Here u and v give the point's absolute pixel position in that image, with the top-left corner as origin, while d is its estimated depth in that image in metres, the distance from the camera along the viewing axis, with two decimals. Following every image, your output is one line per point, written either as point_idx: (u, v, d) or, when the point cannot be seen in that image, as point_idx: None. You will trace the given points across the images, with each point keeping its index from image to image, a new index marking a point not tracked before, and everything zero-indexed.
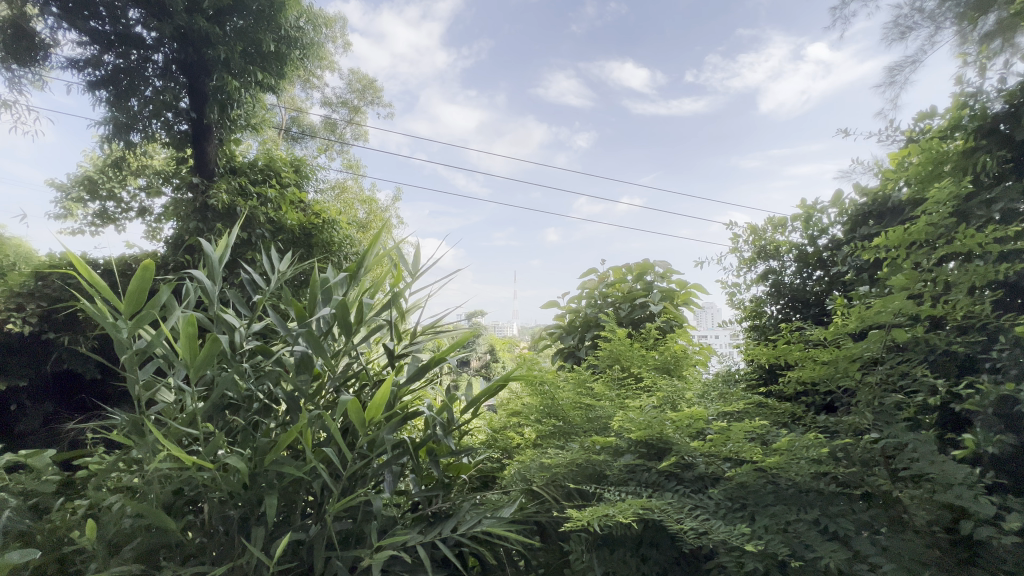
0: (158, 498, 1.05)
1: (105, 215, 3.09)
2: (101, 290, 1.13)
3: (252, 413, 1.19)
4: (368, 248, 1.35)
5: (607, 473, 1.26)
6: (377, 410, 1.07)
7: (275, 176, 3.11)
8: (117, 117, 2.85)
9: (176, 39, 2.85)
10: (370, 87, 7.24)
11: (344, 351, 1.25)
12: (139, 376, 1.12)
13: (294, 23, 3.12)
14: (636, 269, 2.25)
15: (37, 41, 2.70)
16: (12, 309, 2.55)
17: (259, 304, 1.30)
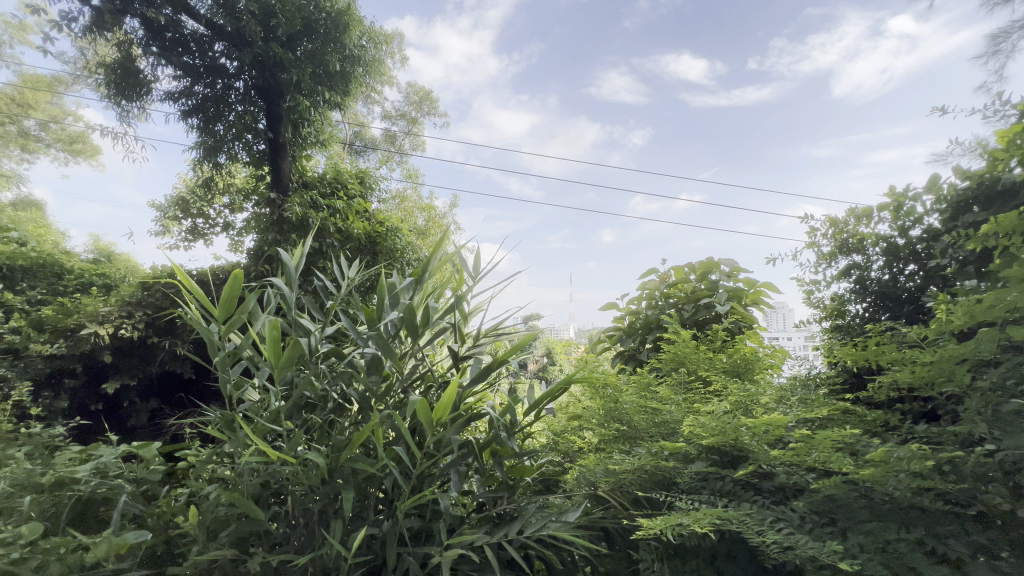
0: (249, 490, 1.13)
1: (195, 231, 3.49)
2: (198, 297, 1.24)
3: (327, 412, 1.26)
4: (432, 253, 1.38)
5: (677, 480, 1.21)
6: (445, 411, 1.09)
7: (343, 188, 3.31)
8: (207, 141, 3.14)
9: (255, 67, 3.07)
10: (427, 99, 7.62)
11: (411, 352, 1.29)
12: (229, 375, 1.22)
13: (358, 42, 3.30)
14: (700, 269, 2.15)
15: (140, 79, 3.01)
16: (124, 317, 2.86)
17: (332, 308, 1.37)
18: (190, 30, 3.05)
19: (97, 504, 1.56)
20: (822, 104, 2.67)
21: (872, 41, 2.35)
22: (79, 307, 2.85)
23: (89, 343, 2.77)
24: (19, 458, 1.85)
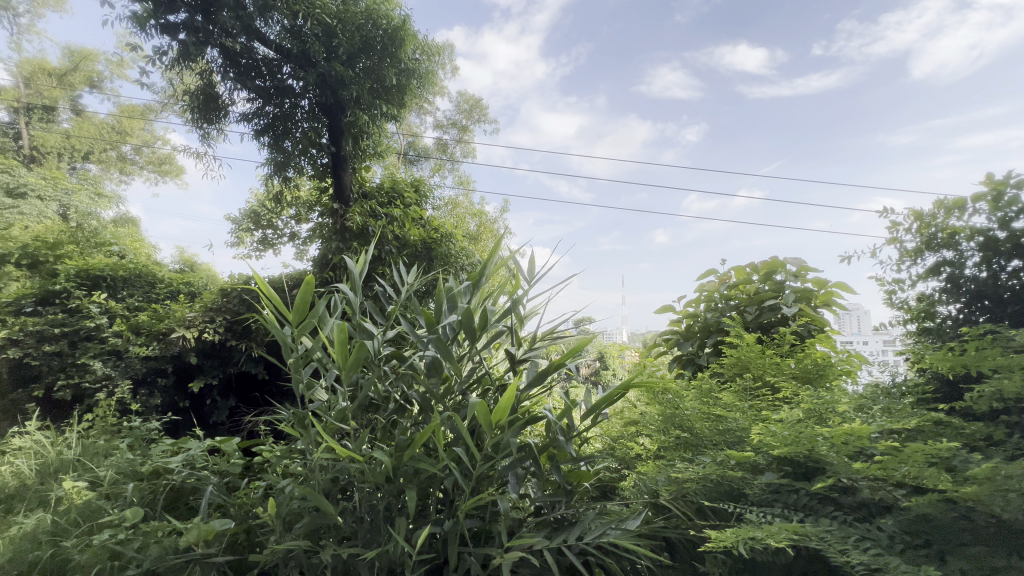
0: (320, 485, 1.20)
1: (266, 242, 3.85)
2: (274, 302, 1.34)
3: (390, 413, 1.31)
4: (489, 258, 1.41)
5: (747, 491, 1.15)
6: (504, 413, 1.10)
7: (400, 197, 3.47)
8: (277, 157, 3.36)
9: (319, 85, 3.23)
10: (477, 107, 7.78)
11: (469, 355, 1.32)
12: (302, 375, 1.30)
13: (412, 55, 3.44)
14: (763, 268, 2.01)
15: (219, 103, 3.28)
16: (207, 322, 3.12)
17: (393, 313, 1.43)
18: (261, 54, 3.22)
19: (187, 493, 1.71)
20: (900, 88, 2.40)
21: (958, 15, 2.06)
22: (168, 313, 3.14)
23: (178, 345, 3.04)
24: (124, 450, 2.07)
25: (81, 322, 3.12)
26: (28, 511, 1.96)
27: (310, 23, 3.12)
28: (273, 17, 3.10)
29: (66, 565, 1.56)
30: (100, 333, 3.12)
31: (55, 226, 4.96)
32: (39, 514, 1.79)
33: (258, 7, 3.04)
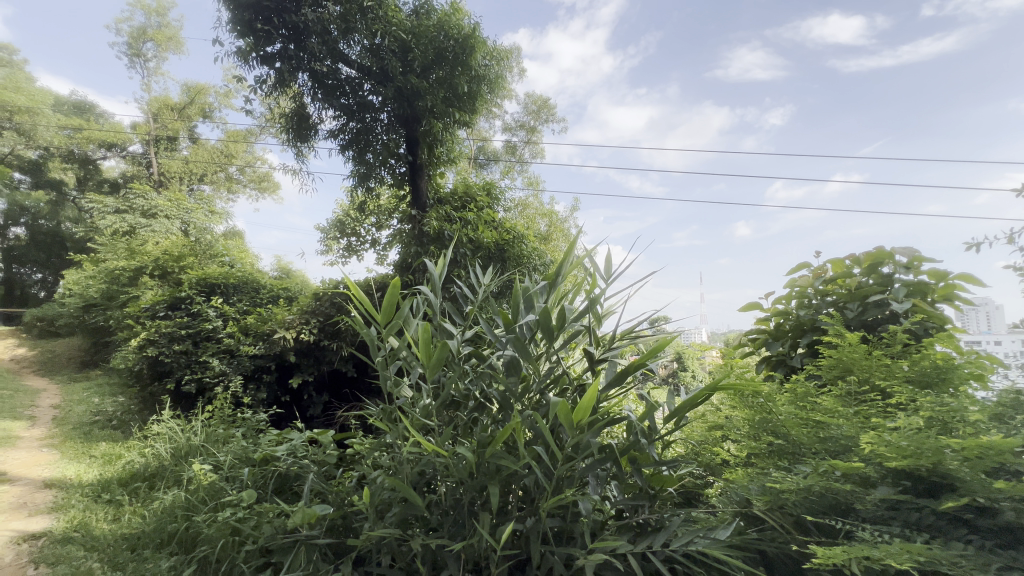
0: (409, 478, 1.26)
1: (351, 248, 4.22)
2: (362, 304, 1.43)
3: (470, 410, 1.36)
4: (564, 257, 1.39)
5: (856, 507, 1.04)
6: (585, 413, 1.08)
7: (473, 202, 3.61)
8: (361, 169, 3.60)
9: (396, 98, 3.38)
10: (545, 107, 8.14)
11: (547, 354, 1.32)
12: (387, 372, 1.38)
13: (482, 62, 3.55)
14: (866, 260, 1.77)
15: (311, 122, 3.57)
16: (304, 322, 3.40)
17: (471, 313, 1.47)
18: (345, 75, 3.40)
19: (291, 479, 1.89)
20: None
21: None
22: (271, 316, 3.49)
23: (280, 345, 3.34)
24: (240, 438, 2.33)
25: (202, 324, 3.56)
26: (168, 488, 2.27)
27: (388, 40, 3.29)
28: (354, 38, 3.30)
29: (197, 538, 1.79)
30: (216, 334, 3.54)
31: (179, 242, 5.71)
32: (176, 491, 2.07)
33: (341, 30, 3.27)
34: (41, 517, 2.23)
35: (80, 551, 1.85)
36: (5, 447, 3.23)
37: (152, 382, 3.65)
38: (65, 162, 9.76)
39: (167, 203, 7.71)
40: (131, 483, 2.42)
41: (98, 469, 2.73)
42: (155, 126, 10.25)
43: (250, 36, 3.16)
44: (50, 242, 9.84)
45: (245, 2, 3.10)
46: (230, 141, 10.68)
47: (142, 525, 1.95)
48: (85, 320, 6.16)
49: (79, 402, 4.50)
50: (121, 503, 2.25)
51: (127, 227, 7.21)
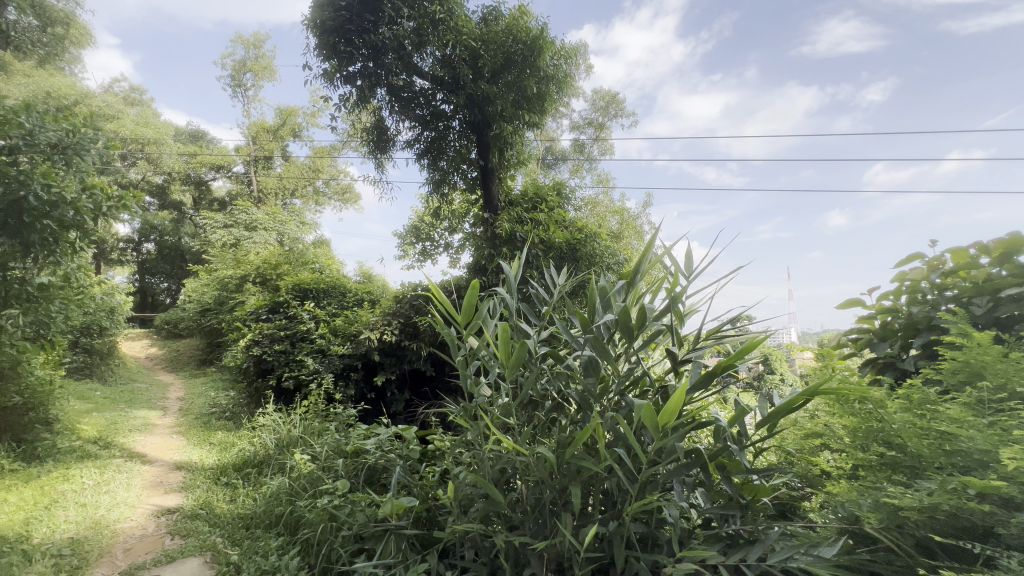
0: (490, 475, 1.29)
1: (426, 253, 4.40)
2: (442, 305, 1.47)
3: (549, 410, 1.36)
4: (641, 254, 1.33)
5: (998, 532, 0.90)
6: (672, 417, 1.03)
7: (543, 202, 3.68)
8: (435, 176, 3.80)
9: (468, 105, 3.49)
10: (614, 102, 8.22)
11: (626, 355, 1.28)
12: (467, 371, 1.42)
13: (550, 63, 3.60)
14: (997, 248, 1.49)
15: (389, 135, 3.76)
16: (386, 324, 3.60)
17: (547, 313, 1.47)
18: (420, 87, 3.53)
19: (379, 471, 2.01)
20: None
21: None
22: (357, 318, 3.75)
23: (365, 345, 3.56)
24: (334, 431, 2.52)
25: (298, 326, 3.90)
26: (274, 474, 2.52)
27: (459, 49, 3.36)
28: (427, 51, 3.40)
29: (300, 521, 1.96)
30: (310, 335, 3.87)
31: (277, 251, 6.32)
32: (281, 477, 2.29)
33: (415, 44, 3.37)
34: (174, 494, 2.56)
35: (206, 527, 2.10)
36: (145, 433, 3.75)
37: (257, 379, 4.05)
38: (184, 184, 11.13)
39: (265, 216, 8.56)
40: (243, 468, 2.70)
41: (217, 455, 3.09)
42: (255, 148, 11.41)
43: (334, 59, 3.39)
44: (173, 255, 11.33)
45: (330, 28, 3.31)
46: (317, 157, 11.66)
47: (254, 506, 2.18)
48: (202, 322, 7.00)
49: (199, 395, 5.11)
50: (236, 486, 2.52)
51: (233, 239, 8.08)
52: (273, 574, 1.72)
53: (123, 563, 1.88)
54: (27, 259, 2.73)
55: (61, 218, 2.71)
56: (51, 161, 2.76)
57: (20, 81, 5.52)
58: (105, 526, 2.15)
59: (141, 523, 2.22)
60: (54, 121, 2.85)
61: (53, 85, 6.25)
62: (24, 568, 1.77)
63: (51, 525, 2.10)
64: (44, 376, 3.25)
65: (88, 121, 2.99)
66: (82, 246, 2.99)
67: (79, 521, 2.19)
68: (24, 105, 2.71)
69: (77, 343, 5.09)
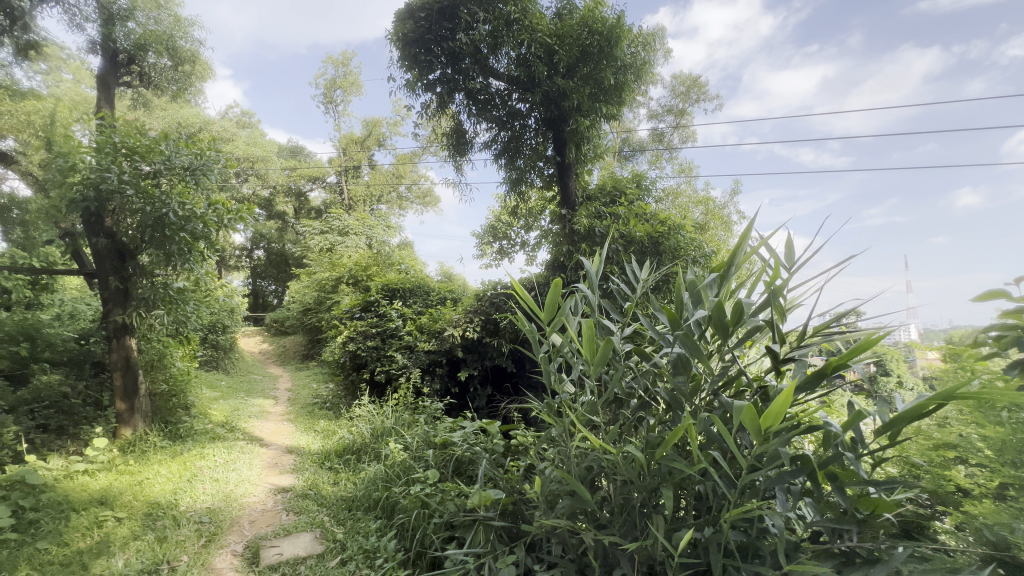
0: (577, 473, 1.29)
1: (503, 251, 4.64)
2: (524, 303, 1.47)
3: (635, 408, 1.33)
4: (736, 244, 1.23)
5: None
6: (777, 420, 0.94)
7: (623, 195, 3.63)
8: (513, 175, 3.86)
9: (544, 102, 3.49)
10: (695, 86, 7.87)
11: (720, 353, 1.20)
12: (550, 368, 1.42)
13: (628, 52, 3.52)
14: None
15: (467, 138, 3.88)
16: (468, 321, 3.71)
17: (631, 309, 1.42)
18: (495, 88, 3.59)
19: (467, 463, 2.09)
20: None
21: None
22: (441, 316, 3.92)
23: (449, 341, 3.70)
24: (423, 423, 2.67)
25: (388, 323, 4.17)
26: (371, 461, 2.71)
27: (534, 47, 3.36)
28: (503, 52, 3.45)
29: (395, 506, 2.10)
30: (398, 332, 4.11)
31: (367, 254, 6.80)
32: (377, 464, 2.46)
33: (490, 46, 3.41)
34: (287, 475, 2.85)
35: (315, 506, 2.32)
36: (261, 419, 4.22)
37: (352, 372, 4.39)
38: (287, 197, 12.33)
39: (356, 222, 9.27)
40: (344, 454, 2.94)
41: (321, 441, 3.40)
42: (346, 159, 12.35)
43: (415, 69, 3.52)
44: (280, 260, 12.62)
45: (411, 39, 3.43)
46: (401, 165, 12.39)
47: (354, 489, 2.36)
48: (304, 320, 7.73)
49: (304, 387, 5.64)
50: (339, 470, 2.76)
51: (328, 244, 8.80)
52: (375, 553, 1.86)
53: (249, 533, 2.13)
54: (167, 266, 3.19)
55: (193, 230, 3.15)
56: (185, 181, 3.18)
57: (159, 115, 6.45)
58: (234, 500, 2.45)
59: (262, 499, 2.50)
60: (185, 146, 3.27)
61: (183, 116, 7.24)
62: (174, 530, 2.08)
63: (193, 496, 2.44)
64: (183, 367, 3.77)
65: (211, 144, 3.38)
66: (209, 254, 3.42)
67: (213, 493, 2.51)
68: (164, 135, 3.15)
69: (206, 340, 5.83)
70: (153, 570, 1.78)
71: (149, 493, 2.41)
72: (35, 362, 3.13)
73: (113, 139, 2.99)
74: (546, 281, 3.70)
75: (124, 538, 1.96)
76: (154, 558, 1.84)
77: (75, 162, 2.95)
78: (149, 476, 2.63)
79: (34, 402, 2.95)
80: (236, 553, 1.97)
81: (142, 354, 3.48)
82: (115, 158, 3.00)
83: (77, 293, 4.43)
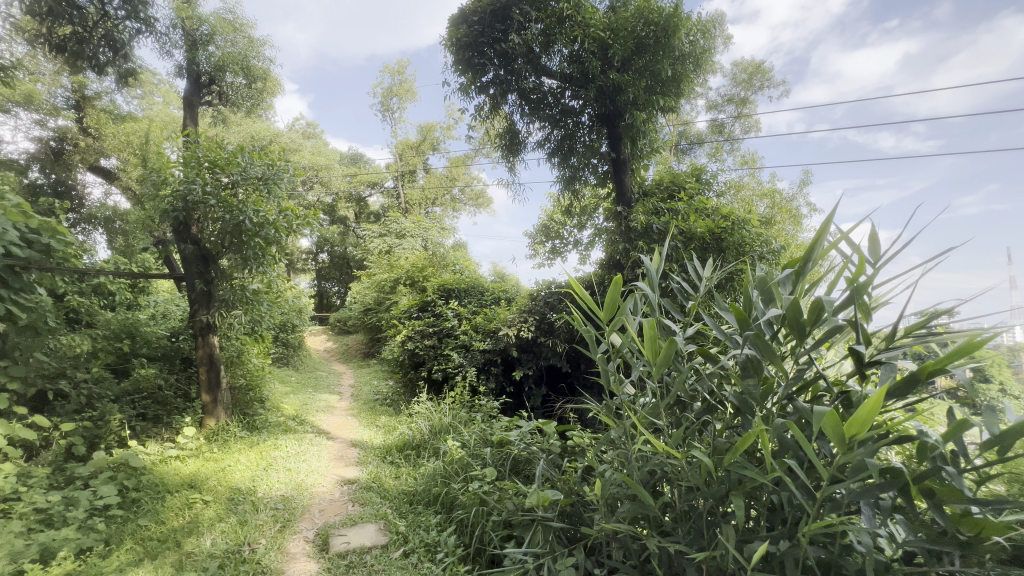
0: (638, 476, 1.25)
1: (556, 250, 4.62)
2: (582, 302, 1.45)
3: (700, 411, 1.27)
4: (813, 239, 1.13)
5: None
6: (863, 428, 0.86)
7: (681, 190, 3.52)
8: (566, 173, 3.85)
9: (598, 98, 3.43)
10: (758, 72, 7.47)
11: (794, 355, 1.12)
12: (609, 369, 1.38)
13: (686, 42, 3.40)
14: None
15: (520, 138, 3.89)
16: (523, 321, 3.72)
17: (694, 309, 1.36)
18: (548, 87, 3.58)
19: (523, 463, 2.10)
20: None
21: None
22: (496, 316, 3.96)
23: (504, 341, 3.73)
24: (479, 421, 2.71)
25: (444, 323, 4.27)
26: (430, 457, 2.79)
27: (587, 43, 3.30)
28: (555, 49, 3.42)
29: (454, 502, 2.15)
30: (454, 331, 4.20)
31: (423, 256, 7.01)
32: (436, 461, 2.53)
33: (543, 45, 3.40)
34: (352, 467, 3.00)
35: (378, 498, 2.42)
36: (328, 413, 4.46)
37: (411, 370, 4.53)
38: (348, 202, 12.95)
39: (412, 224, 9.58)
40: (404, 449, 3.04)
41: (383, 436, 3.54)
42: (402, 164, 12.79)
43: (469, 72, 3.55)
44: (342, 263, 13.29)
45: (464, 43, 3.47)
46: (454, 167, 12.68)
47: (414, 484, 2.44)
48: (365, 320, 8.10)
49: (366, 383, 5.90)
50: (400, 464, 2.86)
51: (387, 247, 9.14)
52: (436, 547, 1.92)
53: (319, 521, 2.25)
54: (245, 269, 3.45)
55: (267, 235, 3.39)
56: (260, 190, 3.42)
57: (235, 130, 6.98)
58: (305, 489, 2.61)
59: (330, 489, 2.63)
60: (259, 158, 3.52)
61: (255, 130, 7.79)
62: (253, 515, 2.24)
63: (269, 484, 2.61)
64: (258, 364, 4.06)
65: (281, 155, 3.61)
66: (281, 258, 3.66)
67: (286, 482, 2.68)
68: (240, 148, 3.41)
69: (278, 338, 6.23)
70: (235, 550, 1.92)
71: (231, 479, 2.61)
72: (134, 357, 3.52)
73: (198, 153, 3.27)
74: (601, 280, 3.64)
75: (210, 520, 2.14)
76: (237, 540, 1.99)
77: (166, 176, 3.26)
78: (231, 463, 2.85)
79: (135, 393, 3.28)
80: (308, 539, 2.09)
81: (224, 350, 3.78)
82: (199, 171, 3.28)
83: (168, 295, 4.87)
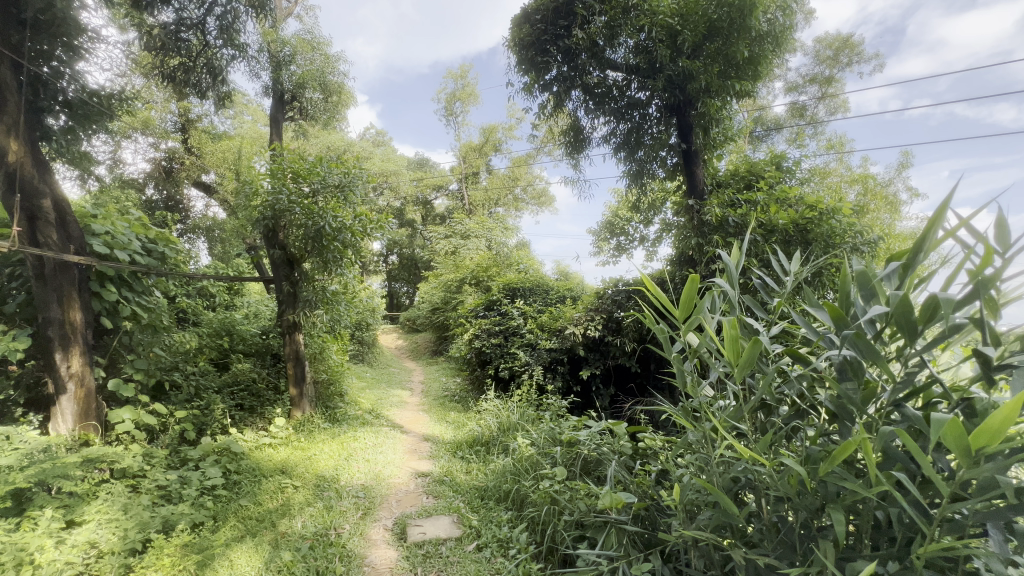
0: (720, 482, 1.19)
1: (623, 247, 4.51)
2: (655, 300, 1.39)
3: (790, 416, 1.18)
4: (925, 226, 1.00)
5: None
6: (993, 439, 0.75)
7: (759, 179, 3.30)
8: (633, 167, 3.76)
9: (667, 88, 3.30)
10: (846, 47, 6.83)
11: (903, 357, 1.00)
12: (685, 369, 1.32)
13: (762, 21, 3.19)
14: None
15: (584, 134, 3.83)
16: (590, 319, 3.67)
17: (779, 305, 1.26)
18: (613, 80, 3.50)
19: (594, 464, 2.07)
20: None
21: None
22: (562, 314, 3.94)
23: (570, 340, 3.70)
24: (547, 420, 2.71)
25: (510, 322, 4.31)
26: (499, 453, 2.84)
27: (656, 31, 3.14)
28: (620, 41, 3.30)
29: (525, 499, 2.17)
30: (520, 330, 4.24)
31: (488, 257, 7.13)
32: (506, 457, 2.57)
33: (607, 38, 3.30)
34: (425, 460, 3.12)
35: (450, 491, 2.50)
36: (401, 408, 4.68)
37: (477, 368, 4.63)
38: (416, 206, 13.48)
39: (476, 225, 9.77)
40: (473, 445, 3.11)
41: (453, 432, 3.65)
42: (465, 166, 13.11)
43: (533, 71, 3.56)
44: (411, 265, 13.87)
45: (527, 43, 3.48)
46: (516, 167, 12.79)
47: (485, 480, 2.49)
48: (433, 319, 8.40)
49: (435, 380, 6.12)
50: (470, 459, 2.93)
51: (452, 248, 9.42)
52: (507, 543, 1.95)
53: (396, 511, 2.36)
54: (326, 272, 3.70)
55: (344, 239, 3.62)
56: (337, 197, 3.66)
57: (314, 142, 7.50)
58: (383, 479, 2.75)
59: (405, 480, 2.76)
60: (336, 166, 3.75)
61: (332, 141, 8.33)
62: (337, 501, 2.40)
63: (351, 472, 2.79)
64: (337, 360, 4.33)
65: (355, 163, 3.82)
66: (357, 260, 3.88)
67: (365, 472, 2.84)
68: (321, 159, 3.65)
69: (354, 336, 6.62)
70: (324, 533, 2.07)
71: (317, 467, 2.81)
72: (232, 352, 3.89)
73: (283, 165, 3.53)
74: (672, 277, 3.51)
75: (300, 503, 2.32)
76: (324, 523, 2.14)
77: (257, 187, 3.56)
78: (316, 452, 3.07)
79: (234, 385, 3.62)
80: (387, 527, 2.20)
81: (308, 347, 4.07)
82: (285, 181, 3.55)
83: (259, 296, 5.33)
